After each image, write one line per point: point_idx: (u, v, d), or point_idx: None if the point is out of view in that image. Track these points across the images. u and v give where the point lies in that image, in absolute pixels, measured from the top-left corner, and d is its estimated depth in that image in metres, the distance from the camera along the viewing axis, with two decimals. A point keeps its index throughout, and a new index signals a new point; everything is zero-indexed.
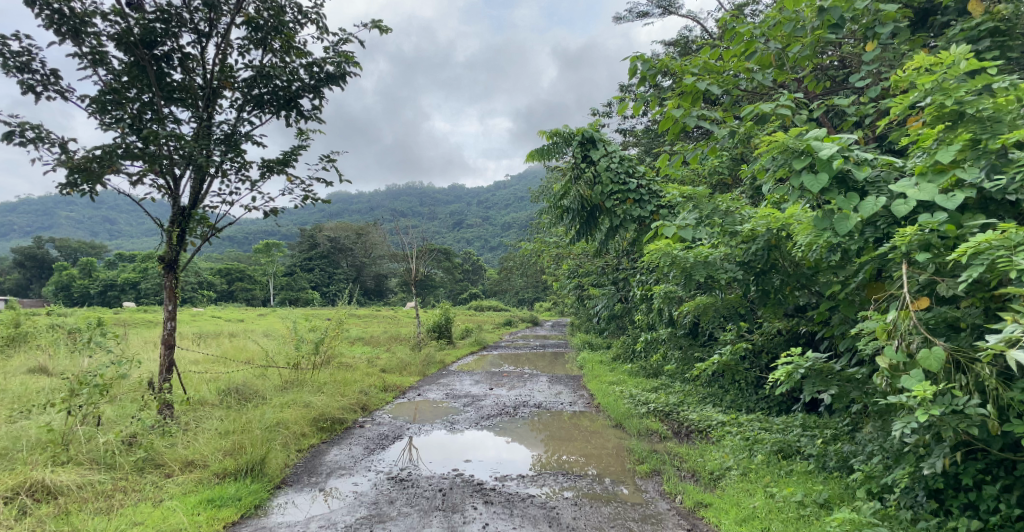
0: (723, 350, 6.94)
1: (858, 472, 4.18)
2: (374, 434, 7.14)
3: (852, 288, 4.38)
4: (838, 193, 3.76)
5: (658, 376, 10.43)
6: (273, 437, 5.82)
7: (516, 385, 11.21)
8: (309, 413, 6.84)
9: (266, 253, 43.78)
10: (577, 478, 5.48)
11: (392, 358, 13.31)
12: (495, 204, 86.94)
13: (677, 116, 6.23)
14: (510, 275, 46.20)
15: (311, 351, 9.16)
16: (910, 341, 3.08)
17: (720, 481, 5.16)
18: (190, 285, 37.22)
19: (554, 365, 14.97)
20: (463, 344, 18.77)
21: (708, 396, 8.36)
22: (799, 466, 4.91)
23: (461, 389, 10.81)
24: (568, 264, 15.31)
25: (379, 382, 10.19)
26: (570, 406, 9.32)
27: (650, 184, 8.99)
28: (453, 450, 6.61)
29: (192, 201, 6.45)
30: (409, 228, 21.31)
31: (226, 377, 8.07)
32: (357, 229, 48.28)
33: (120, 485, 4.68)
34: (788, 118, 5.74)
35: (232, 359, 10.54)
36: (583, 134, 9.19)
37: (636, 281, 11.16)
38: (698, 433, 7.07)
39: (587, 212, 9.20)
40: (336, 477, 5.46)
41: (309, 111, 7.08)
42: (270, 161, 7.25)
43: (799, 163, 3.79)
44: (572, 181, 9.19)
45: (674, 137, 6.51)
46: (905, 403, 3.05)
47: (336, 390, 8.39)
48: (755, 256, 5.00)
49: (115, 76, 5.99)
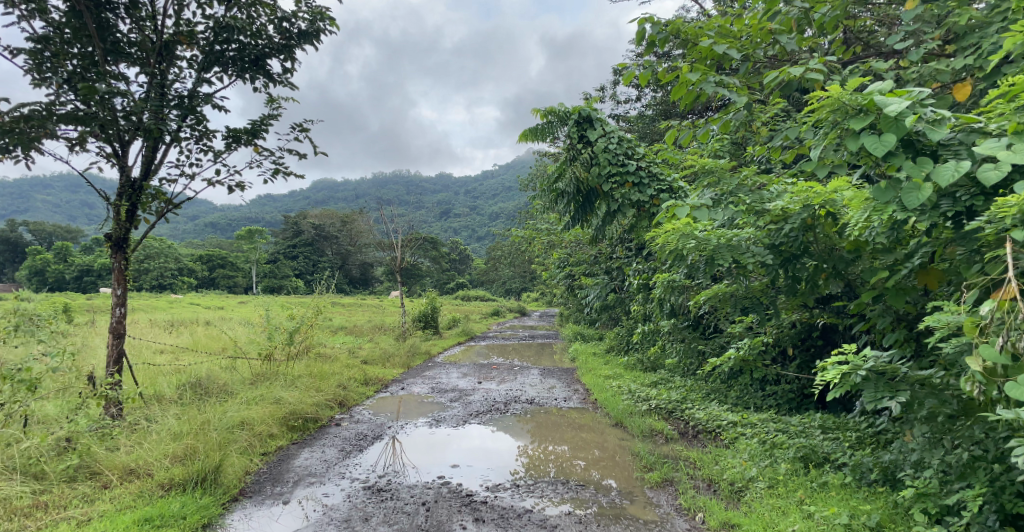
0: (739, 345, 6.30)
1: (911, 489, 3.62)
2: (351, 434, 6.47)
3: (907, 275, 3.79)
4: (906, 161, 3.16)
5: (656, 370, 9.87)
6: (232, 440, 5.12)
7: (506, 379, 10.58)
8: (278, 411, 6.16)
9: (248, 240, 42.69)
10: (577, 488, 4.87)
11: (375, 348, 12.64)
12: (483, 193, 86.16)
13: (691, 83, 5.54)
14: (497, 264, 45.54)
15: (285, 342, 8.44)
16: (1016, 339, 2.48)
17: (743, 495, 4.57)
18: (170, 272, 36.23)
19: (543, 357, 14.39)
20: (450, 334, 18.14)
21: (712, 392, 7.81)
22: (834, 478, 4.34)
23: (448, 383, 10.12)
24: (559, 253, 14.66)
25: (360, 374, 9.52)
26: (564, 402, 8.72)
27: (651, 166, 8.36)
28: (442, 453, 5.93)
29: (144, 172, 5.67)
30: (395, 215, 20.55)
31: (191, 369, 7.35)
32: (342, 217, 47.18)
33: (42, 501, 3.99)
34: (819, 85, 5.09)
35: (200, 350, 9.79)
36: (580, 113, 8.50)
37: (633, 269, 10.56)
38: (708, 434, 6.49)
39: (582, 196, 8.40)
40: (304, 487, 4.77)
41: (279, 74, 6.33)
42: (236, 130, 6.50)
43: (859, 122, 3.16)
44: (567, 162, 8.46)
45: (686, 108, 5.81)
46: (1006, 415, 2.46)
47: (311, 383, 7.70)
48: (786, 238, 4.38)
49: (49, 24, 5.19)
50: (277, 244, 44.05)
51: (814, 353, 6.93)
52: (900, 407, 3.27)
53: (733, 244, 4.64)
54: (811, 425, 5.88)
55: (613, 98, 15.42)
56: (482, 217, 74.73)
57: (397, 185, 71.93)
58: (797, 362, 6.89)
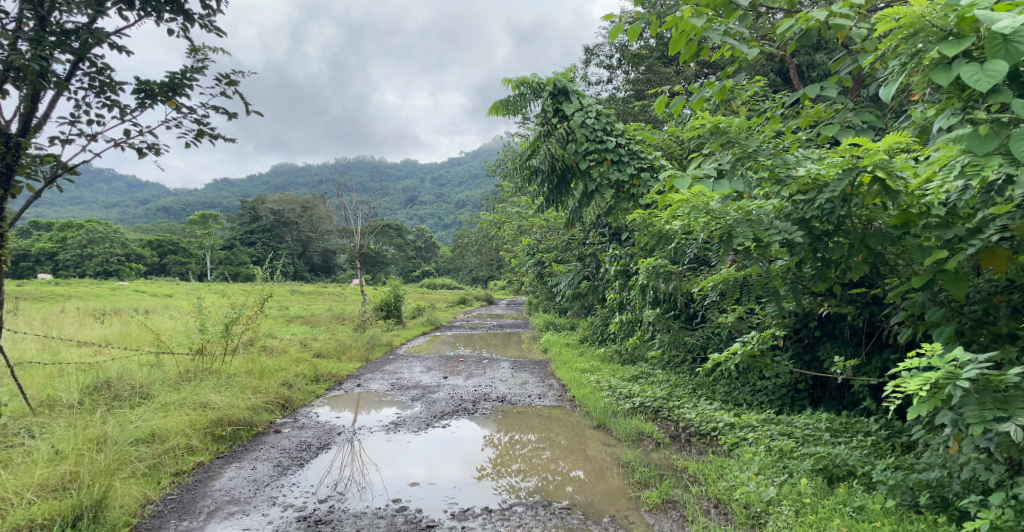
0: (746, 338, 5.48)
1: (986, 524, 2.93)
2: (291, 444, 5.51)
3: (974, 255, 3.07)
4: (1010, 100, 2.41)
5: (636, 363, 9.16)
6: (124, 465, 4.17)
7: (473, 373, 9.70)
8: (201, 418, 5.20)
9: (201, 225, 40.66)
10: (562, 514, 4.13)
11: (330, 340, 11.58)
12: (449, 179, 84.71)
13: (694, 31, 4.63)
14: (463, 252, 44.58)
15: (220, 334, 7.36)
16: None
17: (764, 523, 3.86)
18: (117, 258, 34.17)
19: (511, 347, 13.59)
20: (414, 324, 17.18)
21: (700, 388, 7.08)
22: (871, 502, 3.66)
23: (410, 379, 9.17)
24: (528, 240, 13.82)
25: (308, 370, 8.50)
26: (538, 399, 7.91)
27: (631, 142, 7.56)
28: (403, 470, 4.99)
29: (22, 126, 4.57)
30: (355, 200, 19.38)
31: (104, 368, 6.27)
32: (301, 203, 45.26)
33: None
34: (843, 33, 4.24)
35: (125, 345, 8.61)
36: (555, 84, 7.58)
37: (610, 255, 9.79)
38: (702, 438, 5.74)
39: (557, 175, 7.44)
40: (220, 521, 3.86)
41: (202, 16, 5.24)
42: (151, 84, 5.40)
43: (952, 47, 2.40)
44: (541, 138, 7.48)
45: (687, 62, 4.92)
46: None
47: (247, 382, 6.66)
48: (817, 211, 3.55)
49: None
50: (233, 230, 42.08)
51: (814, 346, 6.23)
52: (1014, 431, 2.59)
53: (751, 218, 3.78)
54: (818, 427, 5.20)
55: (583, 78, 14.64)
56: (448, 204, 73.46)
57: (361, 170, 70.07)
58: (796, 355, 6.19)
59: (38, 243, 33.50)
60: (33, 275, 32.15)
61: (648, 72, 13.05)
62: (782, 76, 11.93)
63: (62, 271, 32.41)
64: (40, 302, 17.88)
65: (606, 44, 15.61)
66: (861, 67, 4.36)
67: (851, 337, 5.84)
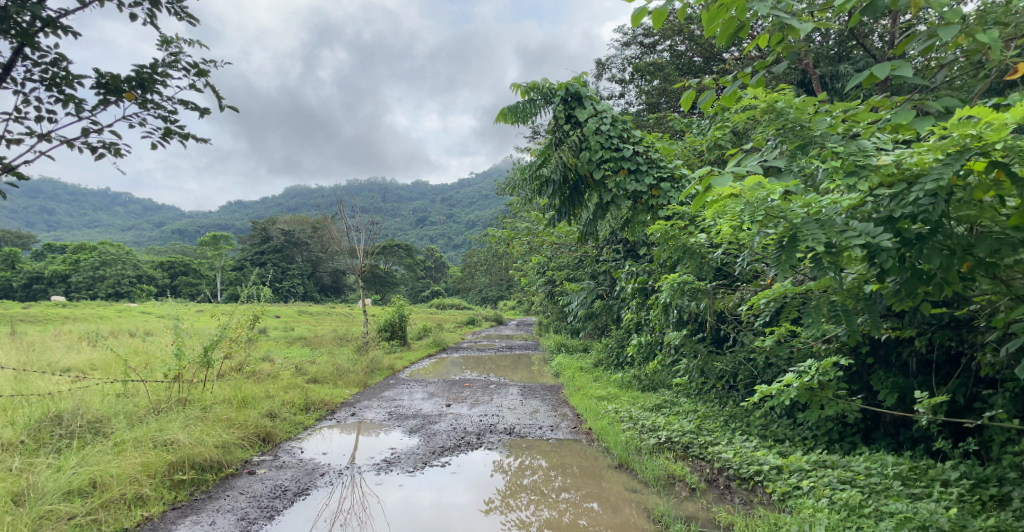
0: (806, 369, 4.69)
1: None
2: (265, 489, 4.77)
3: None
4: None
5: (657, 389, 8.34)
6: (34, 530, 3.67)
7: (480, 399, 8.92)
8: (157, 460, 4.59)
9: (212, 246, 40.43)
10: None
11: (328, 363, 10.82)
12: (458, 200, 84.42)
13: (735, 4, 3.76)
14: (473, 272, 43.94)
15: (199, 361, 6.58)
16: None
17: None
18: (128, 280, 33.89)
19: (521, 370, 12.77)
20: (420, 345, 16.46)
21: (733, 420, 6.24)
22: None
23: (409, 407, 8.36)
24: (538, 258, 13.07)
25: (298, 398, 7.72)
26: (550, 431, 7.08)
27: (650, 151, 6.88)
28: (404, 512, 4.55)
29: None
30: (359, 219, 18.79)
31: (63, 398, 5.53)
32: (311, 223, 44.97)
33: None
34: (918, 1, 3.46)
35: (103, 371, 7.88)
36: (567, 89, 6.78)
37: (626, 272, 9.02)
38: (743, 483, 4.89)
39: (569, 186, 6.54)
40: None
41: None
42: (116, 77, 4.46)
43: None
44: (552, 147, 6.65)
45: (721, 43, 4.08)
46: None
47: (224, 415, 5.91)
48: (911, 208, 2.76)
49: None
50: (242, 250, 41.77)
51: (864, 374, 5.37)
52: None
53: (822, 217, 2.99)
54: (884, 473, 4.37)
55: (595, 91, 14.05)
56: (457, 224, 73.08)
57: (370, 190, 70.02)
58: (847, 385, 5.37)
59: (51, 263, 33.30)
60: (46, 296, 31.82)
61: (665, 83, 12.40)
62: (803, 87, 11.20)
63: (73, 292, 31.94)
64: (40, 324, 17.18)
65: (618, 58, 15.00)
66: (938, 44, 3.59)
67: (913, 366, 5.01)
